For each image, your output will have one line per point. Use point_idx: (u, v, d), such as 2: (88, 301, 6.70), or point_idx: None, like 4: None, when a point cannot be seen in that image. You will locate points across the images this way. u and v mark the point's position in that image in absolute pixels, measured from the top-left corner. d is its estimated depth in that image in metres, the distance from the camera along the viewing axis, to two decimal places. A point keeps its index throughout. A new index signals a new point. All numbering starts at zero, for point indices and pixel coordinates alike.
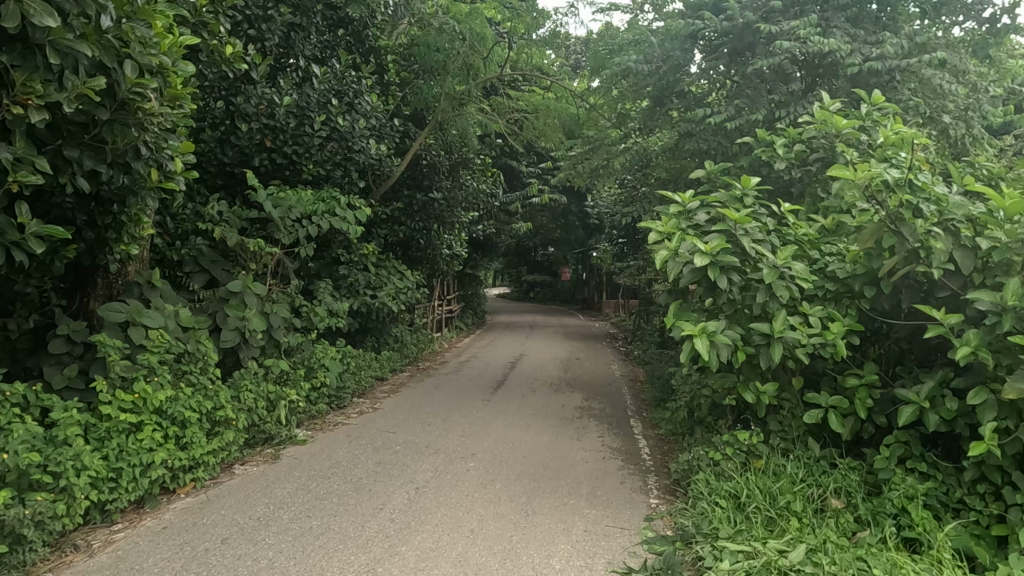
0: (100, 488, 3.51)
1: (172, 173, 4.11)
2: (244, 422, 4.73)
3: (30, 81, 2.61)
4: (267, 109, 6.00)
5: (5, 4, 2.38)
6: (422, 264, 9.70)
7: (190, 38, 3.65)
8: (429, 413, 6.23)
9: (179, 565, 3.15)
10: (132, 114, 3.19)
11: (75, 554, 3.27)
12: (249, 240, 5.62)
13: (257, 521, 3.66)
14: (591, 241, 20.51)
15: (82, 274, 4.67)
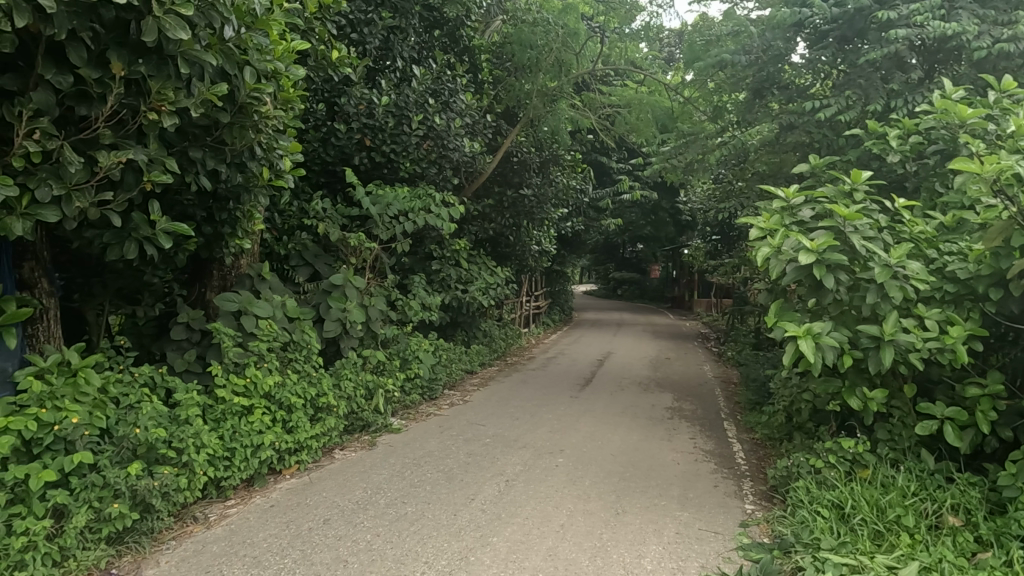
0: (216, 465, 3.78)
1: (282, 172, 4.36)
2: (344, 409, 4.95)
3: (163, 90, 2.83)
4: (367, 109, 6.25)
5: (144, 20, 2.59)
6: (511, 260, 9.79)
7: (302, 44, 3.86)
8: (517, 407, 6.29)
9: (286, 541, 3.34)
10: (249, 117, 3.41)
11: (195, 525, 3.54)
12: (350, 236, 5.88)
13: (356, 504, 3.83)
14: (682, 238, 20.03)
15: (201, 266, 5.04)
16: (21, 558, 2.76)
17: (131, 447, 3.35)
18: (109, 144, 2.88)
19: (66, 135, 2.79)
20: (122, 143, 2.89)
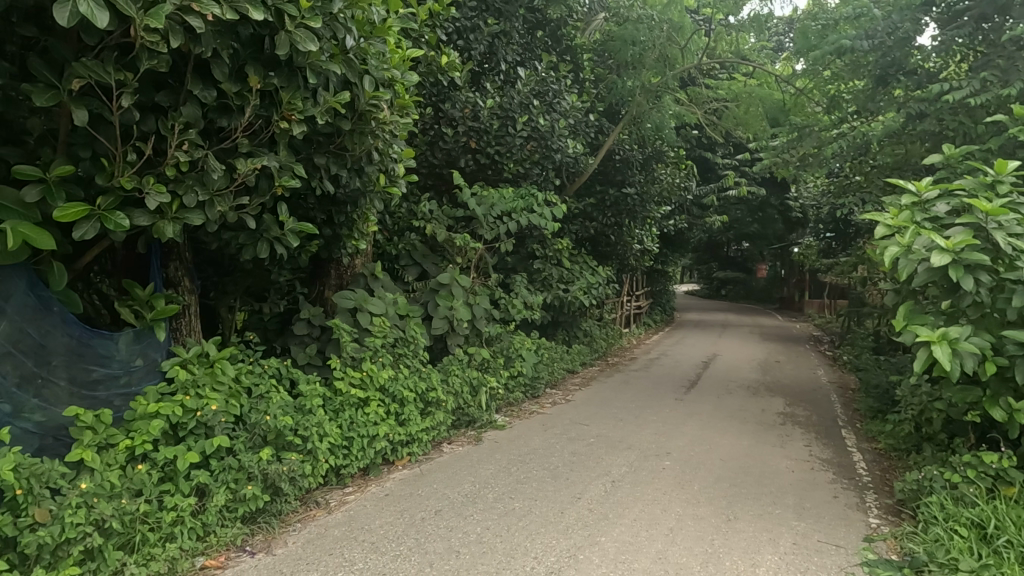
0: (336, 453, 3.99)
1: (395, 176, 4.54)
2: (452, 404, 5.08)
3: (293, 100, 3.02)
4: (473, 112, 6.39)
5: (278, 34, 2.76)
6: (612, 259, 9.71)
7: (416, 51, 4.00)
8: (621, 408, 6.22)
9: (401, 529, 3.48)
10: (368, 123, 3.57)
11: (317, 509, 3.75)
12: (456, 236, 6.03)
13: (465, 497, 3.93)
14: (792, 236, 19.07)
15: (320, 266, 5.35)
16: (171, 531, 3.04)
17: (261, 434, 3.61)
18: (246, 152, 3.10)
19: (210, 146, 3.03)
20: (257, 151, 3.11)
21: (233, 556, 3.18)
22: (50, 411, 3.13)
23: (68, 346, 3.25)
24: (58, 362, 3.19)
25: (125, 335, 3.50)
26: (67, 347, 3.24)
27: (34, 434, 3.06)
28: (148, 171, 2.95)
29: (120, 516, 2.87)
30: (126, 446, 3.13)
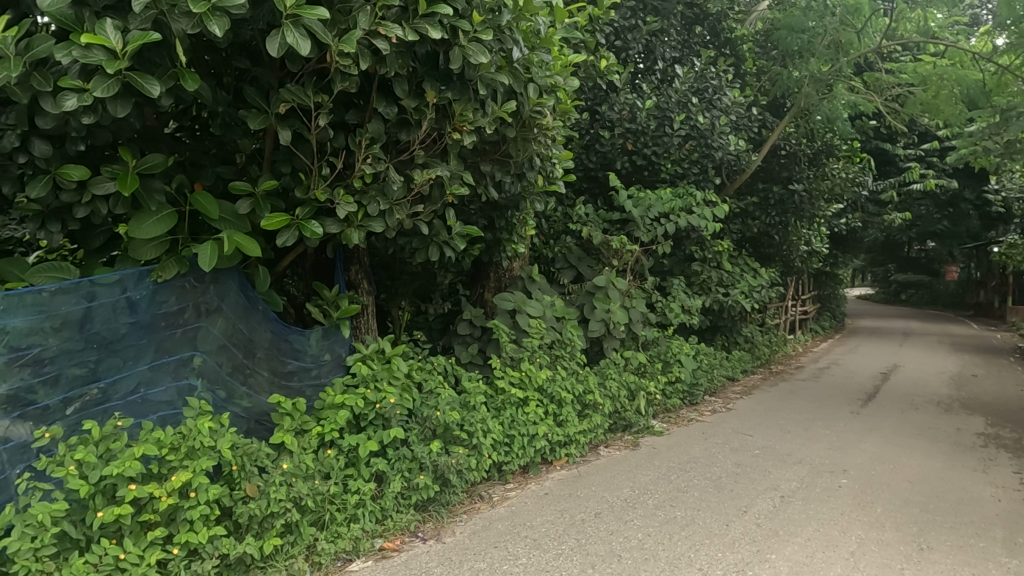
0: (498, 450, 4.13)
1: (554, 179, 4.64)
2: (609, 407, 5.05)
3: (465, 111, 3.17)
4: (630, 113, 6.36)
5: (453, 50, 2.92)
6: (776, 261, 9.17)
7: (578, 56, 4.05)
8: (788, 420, 5.85)
9: (562, 529, 3.53)
10: (532, 130, 3.67)
11: (482, 503, 3.90)
12: (613, 238, 6.01)
13: (625, 502, 3.89)
14: (991, 234, 16.82)
15: (481, 269, 5.60)
16: (355, 513, 3.31)
17: (432, 427, 3.83)
18: (421, 163, 3.29)
19: (391, 158, 3.28)
20: (431, 162, 3.31)
21: (407, 541, 3.40)
22: (255, 398, 3.55)
23: (270, 341, 3.67)
24: (261, 355, 3.61)
25: (315, 332, 3.89)
26: (269, 342, 3.65)
27: (243, 417, 3.49)
28: (338, 184, 3.25)
29: (314, 495, 3.18)
30: (317, 433, 3.46)
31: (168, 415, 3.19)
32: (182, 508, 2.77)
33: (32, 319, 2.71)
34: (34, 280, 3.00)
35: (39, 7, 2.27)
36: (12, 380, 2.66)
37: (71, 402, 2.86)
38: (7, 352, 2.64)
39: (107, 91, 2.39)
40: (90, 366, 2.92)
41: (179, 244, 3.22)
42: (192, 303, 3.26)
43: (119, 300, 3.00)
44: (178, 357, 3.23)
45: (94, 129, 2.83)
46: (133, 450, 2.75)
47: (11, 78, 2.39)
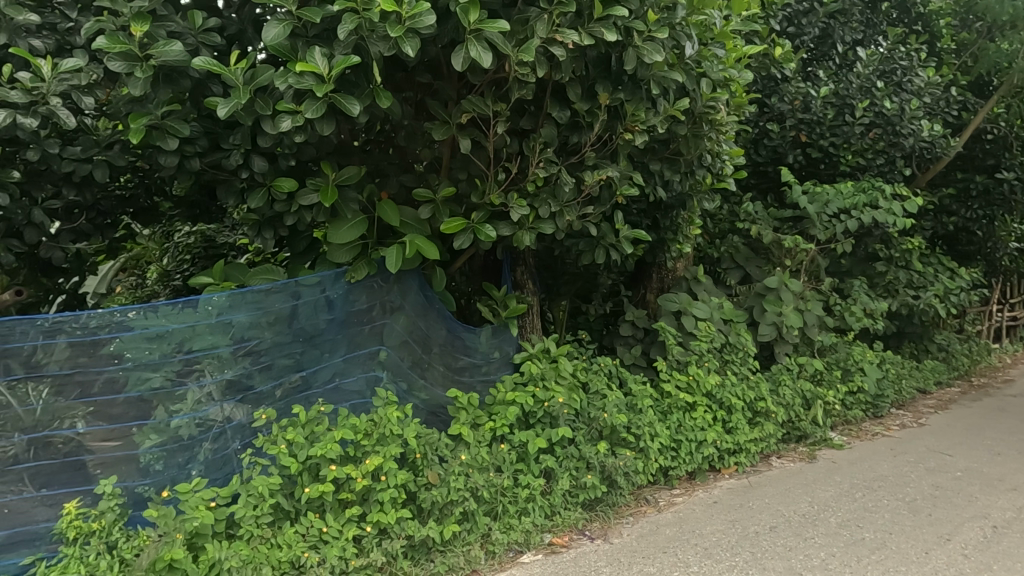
0: (665, 454, 4.05)
1: (724, 175, 4.47)
2: (783, 416, 4.76)
3: (637, 111, 3.16)
4: (804, 103, 5.96)
5: (627, 51, 2.92)
6: (979, 260, 8.11)
7: (753, 46, 3.88)
8: (997, 440, 5.16)
9: (735, 540, 3.39)
10: (704, 126, 3.57)
11: (648, 506, 3.84)
12: (785, 237, 5.67)
13: (803, 517, 3.65)
14: None
15: (643, 270, 5.52)
16: (525, 506, 3.41)
17: (598, 428, 3.87)
18: (592, 165, 3.33)
19: (562, 161, 3.35)
20: (602, 163, 3.34)
21: (576, 538, 3.44)
22: (432, 391, 3.79)
23: (446, 337, 3.88)
24: (437, 350, 3.84)
25: (486, 329, 4.06)
26: (444, 338, 3.87)
27: (422, 408, 3.73)
28: (512, 188, 3.38)
29: (488, 487, 3.33)
30: (490, 427, 3.61)
31: (358, 403, 3.50)
32: (375, 490, 3.02)
33: (252, 315, 3.10)
34: (252, 282, 3.41)
35: (264, 41, 2.58)
36: (236, 367, 3.06)
37: (281, 388, 3.24)
38: (233, 343, 3.05)
39: (317, 112, 2.67)
40: (296, 357, 3.28)
41: (369, 247, 3.51)
42: (378, 302, 3.55)
43: (319, 298, 3.32)
44: (366, 351, 3.54)
45: (302, 146, 3.17)
46: (334, 434, 3.05)
47: (240, 105, 2.74)
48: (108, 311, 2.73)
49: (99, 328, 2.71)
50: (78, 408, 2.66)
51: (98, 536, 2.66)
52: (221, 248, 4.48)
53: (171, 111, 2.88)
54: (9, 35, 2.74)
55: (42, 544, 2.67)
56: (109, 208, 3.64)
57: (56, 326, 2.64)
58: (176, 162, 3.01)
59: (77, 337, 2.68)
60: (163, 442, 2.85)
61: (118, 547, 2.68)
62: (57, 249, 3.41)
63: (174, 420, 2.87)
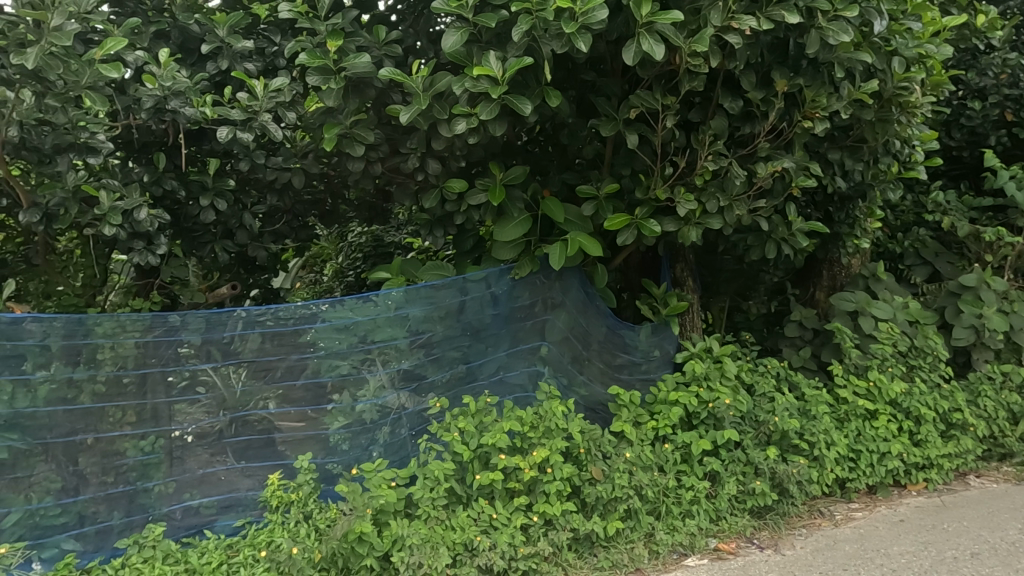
0: (843, 464, 3.75)
1: (912, 162, 4.09)
2: (984, 430, 4.24)
3: (818, 97, 2.96)
4: (1011, 77, 5.28)
5: (809, 33, 2.75)
6: None
7: (954, 17, 3.51)
8: None
9: (929, 564, 3.08)
10: (894, 109, 3.28)
11: (822, 519, 3.58)
12: (985, 229, 5.05)
13: (1013, 546, 3.24)
14: None
15: (812, 267, 5.17)
16: (690, 508, 3.33)
17: (767, 433, 3.69)
18: (765, 156, 3.18)
19: (732, 153, 3.24)
20: (776, 154, 3.17)
21: (743, 546, 3.29)
22: (591, 387, 3.81)
23: (605, 335, 3.88)
24: (597, 347, 3.85)
25: (645, 327, 4.00)
26: (604, 335, 3.87)
27: (582, 404, 3.77)
28: (679, 183, 3.34)
29: (653, 486, 3.30)
30: (652, 426, 3.55)
31: (521, 396, 3.61)
32: (542, 481, 3.10)
33: (426, 309, 3.28)
34: (424, 278, 3.60)
35: (444, 49, 2.73)
36: (412, 358, 3.27)
37: (451, 379, 3.41)
38: (409, 335, 3.25)
39: (491, 114, 2.78)
40: (464, 350, 3.44)
41: (532, 245, 3.57)
42: (541, 299, 3.62)
43: (485, 294, 3.45)
44: (529, 346, 3.63)
45: (473, 147, 3.33)
46: (502, 425, 3.17)
47: (420, 110, 2.91)
48: (298, 305, 2.97)
49: (280, 322, 2.94)
50: (269, 391, 2.97)
51: (297, 506, 2.94)
52: (389, 248, 4.77)
53: (359, 119, 3.12)
54: (230, 60, 3.13)
55: (249, 510, 3.01)
56: (302, 211, 4.03)
57: (251, 318, 2.90)
58: (362, 166, 3.27)
59: (267, 328, 2.93)
60: (348, 424, 3.12)
61: (313, 518, 2.95)
62: (262, 248, 3.75)
63: (358, 404, 3.13)
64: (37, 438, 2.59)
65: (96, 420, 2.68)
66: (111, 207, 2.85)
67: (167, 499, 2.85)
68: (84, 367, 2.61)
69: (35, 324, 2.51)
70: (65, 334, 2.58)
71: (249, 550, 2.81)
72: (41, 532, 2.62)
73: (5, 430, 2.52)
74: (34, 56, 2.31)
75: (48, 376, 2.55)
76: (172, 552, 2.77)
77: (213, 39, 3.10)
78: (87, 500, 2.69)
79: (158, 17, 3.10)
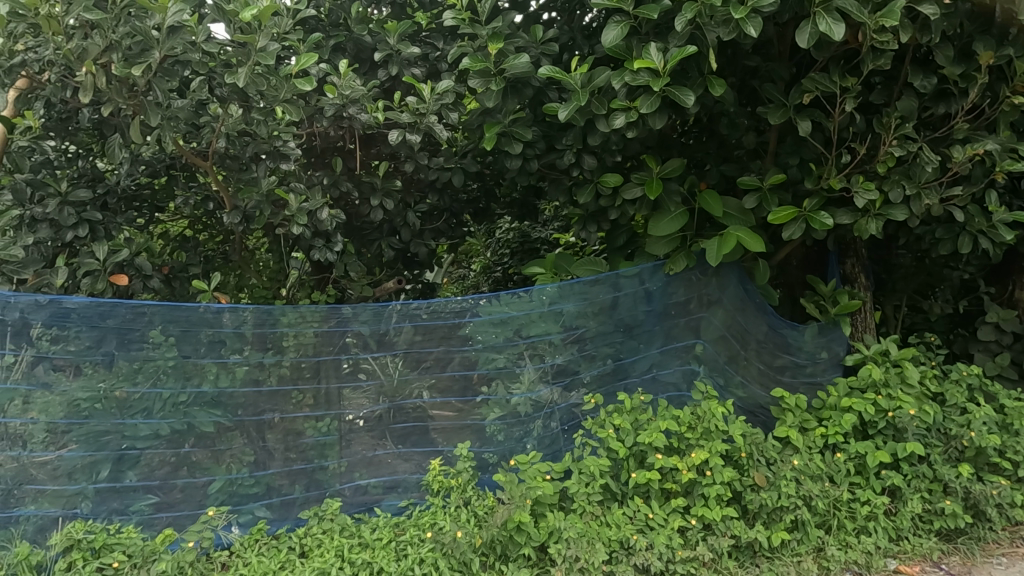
0: None
1: None
2: None
3: None
4: None
5: None
6: None
7: None
8: None
9: None
10: None
11: None
12: None
13: None
14: None
15: (1012, 259, 4.40)
16: (865, 525, 3.08)
17: (958, 448, 3.31)
18: (962, 138, 2.87)
19: (922, 136, 2.99)
20: (976, 135, 2.86)
21: (930, 571, 2.98)
22: (750, 389, 3.62)
23: (765, 334, 3.68)
24: (755, 347, 3.66)
25: (811, 327, 3.74)
26: (764, 334, 3.67)
27: (740, 406, 3.60)
28: (856, 171, 3.10)
29: (823, 498, 3.09)
30: (821, 433, 3.32)
31: (674, 395, 3.51)
32: (700, 484, 3.01)
33: (580, 305, 3.28)
34: (578, 273, 3.57)
35: (604, 45, 2.70)
36: (565, 353, 3.30)
37: (604, 375, 3.39)
38: (562, 330, 3.28)
39: (652, 107, 2.71)
40: (617, 346, 3.41)
41: (687, 240, 3.41)
42: (696, 295, 3.49)
43: (639, 290, 3.38)
44: (683, 343, 3.51)
45: (629, 142, 3.29)
46: (659, 424, 3.09)
47: (578, 107, 2.89)
48: (452, 300, 3.09)
49: (434, 316, 3.07)
50: (423, 381, 3.12)
51: (457, 491, 3.05)
52: (535, 243, 4.85)
53: (516, 118, 3.19)
54: (399, 66, 3.35)
55: (411, 492, 3.17)
56: (460, 209, 4.18)
57: (407, 311, 3.05)
58: (519, 164, 3.34)
59: (420, 320, 3.07)
60: (503, 416, 3.22)
61: (472, 504, 3.04)
62: (422, 244, 3.93)
63: (513, 397, 3.21)
64: (234, 415, 2.86)
65: (281, 401, 2.93)
66: (298, 208, 3.12)
67: (340, 477, 3.07)
68: (272, 353, 2.87)
69: (231, 315, 2.78)
70: (256, 323, 2.82)
71: (415, 530, 2.93)
72: (240, 499, 2.88)
73: (211, 406, 2.80)
74: (245, 75, 2.59)
75: (242, 359, 2.82)
76: (347, 526, 2.95)
77: (384, 47, 3.32)
78: (274, 473, 2.94)
79: (336, 30, 3.35)
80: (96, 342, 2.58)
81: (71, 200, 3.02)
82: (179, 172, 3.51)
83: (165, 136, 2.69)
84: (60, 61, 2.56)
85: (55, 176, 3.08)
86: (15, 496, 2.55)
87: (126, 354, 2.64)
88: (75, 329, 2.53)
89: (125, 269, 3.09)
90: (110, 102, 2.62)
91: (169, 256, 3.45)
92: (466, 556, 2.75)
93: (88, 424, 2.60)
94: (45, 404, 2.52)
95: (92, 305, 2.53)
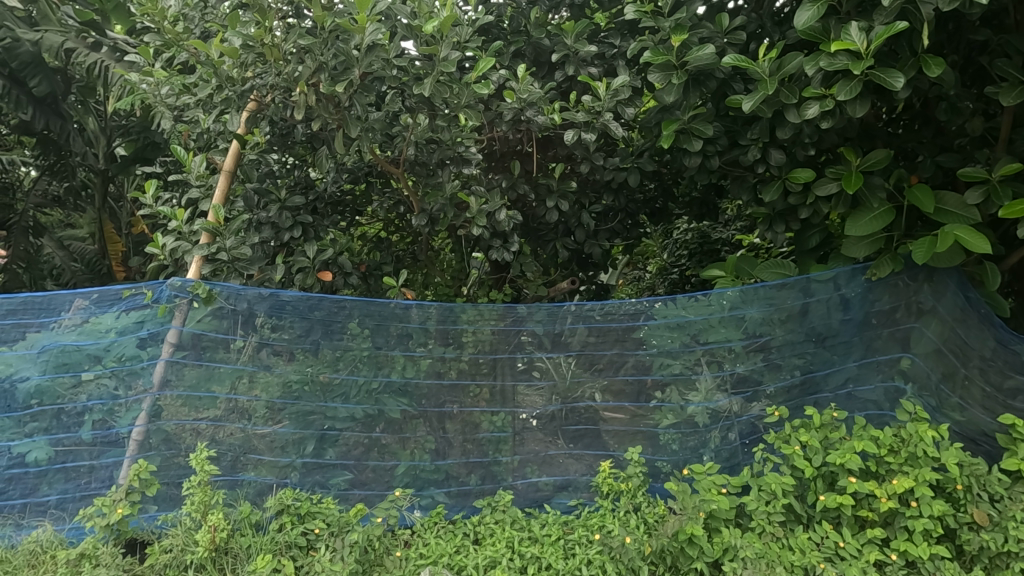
0: None
1: None
2: None
3: None
4: None
5: None
6: None
7: None
8: None
9: None
10: None
11: None
12: None
13: None
14: None
15: None
16: None
17: None
18: None
19: None
20: None
21: None
22: (971, 413, 3.14)
23: (993, 350, 3.16)
24: (979, 365, 3.17)
25: None
26: (991, 351, 3.15)
27: (958, 432, 3.12)
28: None
29: None
30: None
31: (874, 414, 3.14)
32: (903, 515, 2.69)
33: (765, 310, 3.07)
34: (762, 276, 3.32)
35: (796, 27, 2.50)
36: (748, 362, 3.12)
37: (792, 388, 3.14)
38: (745, 337, 3.10)
39: (852, 92, 2.45)
40: (808, 357, 3.14)
41: (894, 241, 3.00)
42: (904, 302, 3.10)
43: (833, 297, 3.09)
44: (887, 357, 3.14)
45: (824, 133, 3.01)
46: (854, 444, 2.79)
47: (765, 96, 2.69)
48: (627, 302, 3.05)
49: (608, 317, 3.06)
50: (595, 382, 3.12)
51: (627, 496, 2.96)
52: (716, 244, 4.63)
53: (697, 114, 3.03)
54: (576, 66, 3.37)
55: (581, 492, 3.18)
56: (636, 210, 4.11)
57: (581, 313, 3.08)
58: (699, 161, 3.19)
59: (594, 322, 3.09)
60: (678, 423, 3.11)
61: (642, 510, 2.93)
62: (597, 245, 3.89)
63: (689, 406, 3.10)
64: (419, 404, 3.06)
65: (460, 394, 3.09)
66: (479, 210, 3.27)
67: (513, 472, 3.16)
68: (453, 348, 3.05)
69: (418, 311, 3.01)
70: (440, 319, 3.03)
71: (583, 530, 2.91)
72: (422, 483, 3.09)
73: (398, 394, 3.03)
74: (430, 85, 2.77)
75: (426, 352, 3.03)
76: (518, 519, 3.00)
77: (562, 49, 3.36)
78: (453, 462, 3.11)
79: (517, 36, 3.46)
80: (306, 331, 2.90)
81: (289, 205, 3.42)
82: (376, 178, 3.84)
83: (363, 146, 2.93)
84: (281, 84, 2.91)
85: (277, 185, 3.51)
86: (241, 463, 2.90)
87: (331, 343, 2.93)
88: (290, 320, 2.87)
89: (330, 267, 3.44)
90: (320, 117, 2.94)
91: (367, 255, 3.78)
92: (636, 563, 2.64)
93: (298, 404, 2.93)
94: (265, 383, 2.87)
95: (304, 298, 2.85)
